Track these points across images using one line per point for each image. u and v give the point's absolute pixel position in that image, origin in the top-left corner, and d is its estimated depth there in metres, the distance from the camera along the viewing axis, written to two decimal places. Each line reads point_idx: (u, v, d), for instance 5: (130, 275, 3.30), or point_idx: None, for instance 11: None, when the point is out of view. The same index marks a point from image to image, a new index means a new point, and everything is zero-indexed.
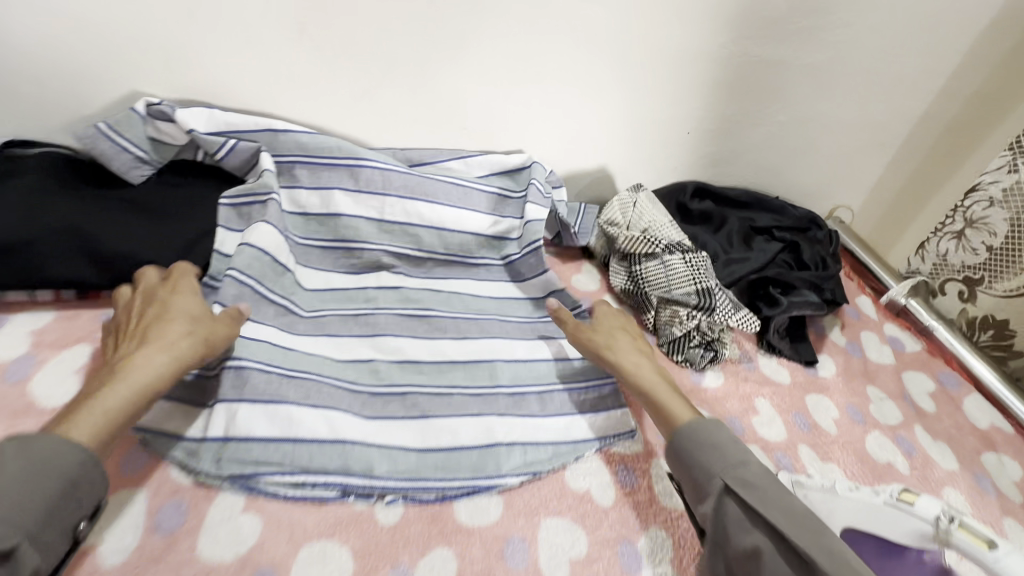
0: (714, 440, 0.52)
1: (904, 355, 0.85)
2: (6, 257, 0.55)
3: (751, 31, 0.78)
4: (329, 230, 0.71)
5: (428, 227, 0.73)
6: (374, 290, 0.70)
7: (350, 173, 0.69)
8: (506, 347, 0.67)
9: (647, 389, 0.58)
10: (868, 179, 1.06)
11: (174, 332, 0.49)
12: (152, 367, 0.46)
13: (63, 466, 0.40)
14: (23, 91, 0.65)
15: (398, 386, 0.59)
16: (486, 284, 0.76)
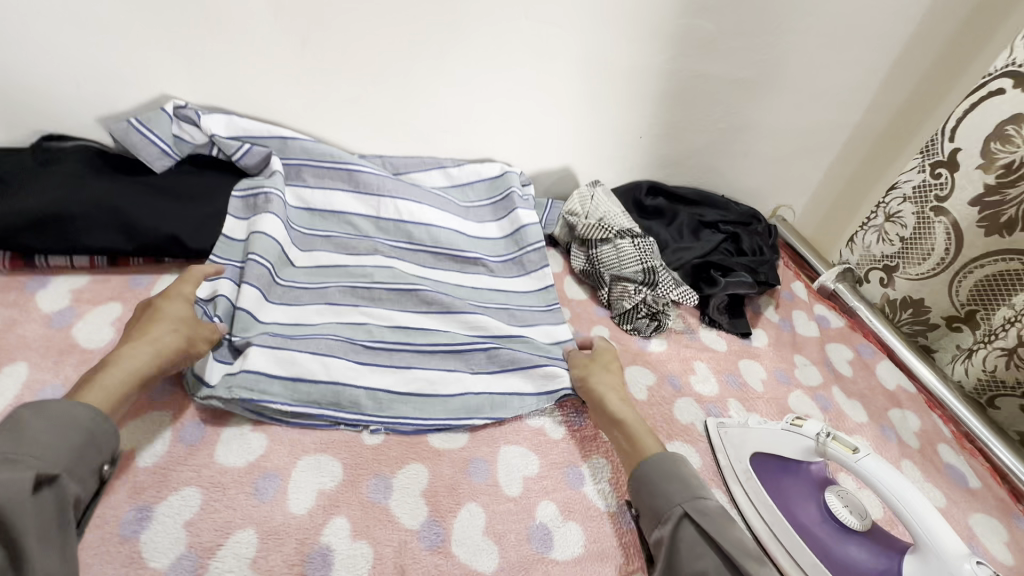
0: (683, 470, 0.57)
1: (829, 330, 0.97)
2: (51, 226, 0.65)
3: (689, 50, 0.91)
4: (331, 223, 0.80)
5: (418, 224, 0.83)
6: (371, 267, 0.77)
7: (348, 175, 0.81)
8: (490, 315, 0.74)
9: (619, 420, 0.63)
10: (806, 181, 1.18)
11: (162, 329, 0.57)
12: (143, 358, 0.54)
13: (76, 424, 0.46)
14: (64, 92, 0.77)
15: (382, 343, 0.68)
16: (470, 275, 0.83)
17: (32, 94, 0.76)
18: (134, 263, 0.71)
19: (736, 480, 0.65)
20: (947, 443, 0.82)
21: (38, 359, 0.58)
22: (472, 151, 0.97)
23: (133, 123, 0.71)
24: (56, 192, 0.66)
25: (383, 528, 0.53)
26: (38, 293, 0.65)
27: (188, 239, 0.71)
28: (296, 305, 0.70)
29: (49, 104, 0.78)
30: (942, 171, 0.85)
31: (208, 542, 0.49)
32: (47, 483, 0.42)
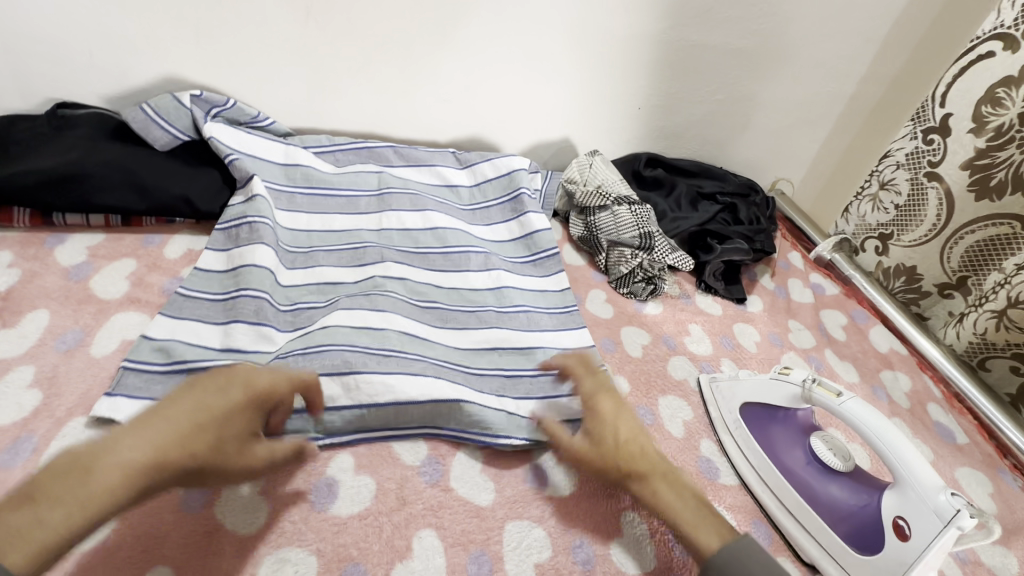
0: (757, 560, 0.44)
1: (824, 297, 0.99)
2: (68, 186, 0.68)
3: (686, 19, 0.92)
4: (331, 240, 0.78)
5: (424, 231, 0.82)
6: (381, 278, 0.73)
7: (347, 202, 0.83)
8: (492, 276, 0.79)
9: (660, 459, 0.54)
10: (805, 155, 1.19)
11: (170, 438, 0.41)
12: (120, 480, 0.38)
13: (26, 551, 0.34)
14: (76, 61, 0.79)
15: (392, 315, 0.65)
16: (479, 275, 0.79)
17: (45, 63, 0.79)
18: (147, 223, 0.74)
19: (725, 429, 0.67)
20: (937, 403, 0.84)
21: (58, 308, 0.61)
22: (473, 121, 0.99)
23: (147, 109, 0.73)
24: (73, 154, 0.69)
25: (387, 465, 0.55)
26: (56, 249, 0.68)
27: (198, 200, 0.74)
28: (311, 267, 0.73)
29: (61, 72, 0.80)
30: (933, 137, 0.87)
31: None
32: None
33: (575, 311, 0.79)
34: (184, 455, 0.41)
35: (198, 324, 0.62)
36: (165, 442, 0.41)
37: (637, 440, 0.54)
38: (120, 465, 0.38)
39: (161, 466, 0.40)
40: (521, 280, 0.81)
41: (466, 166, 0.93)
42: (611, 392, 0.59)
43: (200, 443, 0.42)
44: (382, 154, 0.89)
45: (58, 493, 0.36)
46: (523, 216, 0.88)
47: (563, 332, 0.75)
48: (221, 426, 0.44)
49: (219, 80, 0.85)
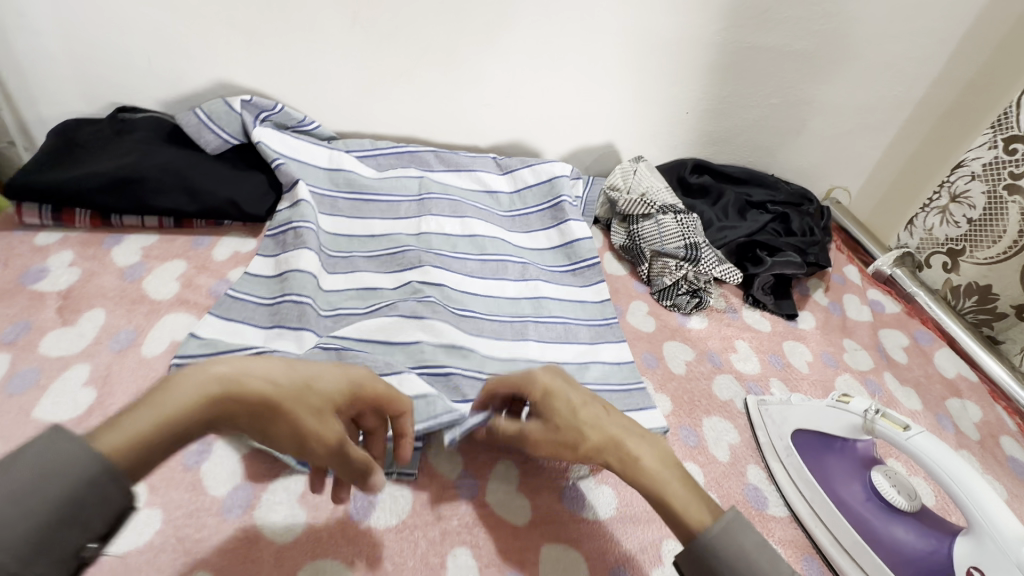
0: (766, 554, 0.40)
1: (883, 316, 0.93)
2: (124, 189, 0.69)
3: (742, 20, 0.88)
4: (372, 245, 0.78)
5: (463, 237, 0.81)
6: (420, 283, 0.72)
7: (388, 207, 0.83)
8: (533, 286, 0.78)
9: (624, 437, 0.48)
10: (864, 163, 1.12)
11: (255, 373, 0.39)
12: (180, 397, 0.36)
13: (59, 473, 0.31)
14: (136, 66, 0.82)
15: (428, 321, 0.66)
16: (516, 284, 0.78)
17: (110, 68, 0.82)
18: (197, 225, 0.76)
19: (774, 456, 0.64)
20: (1010, 436, 0.77)
21: (113, 307, 0.63)
22: (516, 125, 0.98)
23: (200, 114, 0.76)
24: (130, 158, 0.71)
25: (423, 476, 0.55)
26: (114, 248, 0.69)
27: (245, 203, 0.75)
28: (353, 273, 0.74)
29: (125, 78, 0.84)
30: (1016, 147, 0.80)
31: (260, 477, 0.51)
32: None
33: (615, 323, 0.77)
34: (255, 387, 0.39)
35: (245, 326, 0.63)
36: (240, 370, 0.39)
37: (602, 410, 0.50)
38: (204, 382, 0.37)
39: (229, 395, 0.38)
40: (560, 289, 0.80)
41: (507, 172, 0.92)
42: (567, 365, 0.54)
43: (284, 383, 0.40)
44: (426, 158, 0.90)
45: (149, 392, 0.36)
46: (564, 224, 0.86)
47: (601, 345, 0.73)
48: (309, 382, 0.42)
49: (269, 87, 0.87)
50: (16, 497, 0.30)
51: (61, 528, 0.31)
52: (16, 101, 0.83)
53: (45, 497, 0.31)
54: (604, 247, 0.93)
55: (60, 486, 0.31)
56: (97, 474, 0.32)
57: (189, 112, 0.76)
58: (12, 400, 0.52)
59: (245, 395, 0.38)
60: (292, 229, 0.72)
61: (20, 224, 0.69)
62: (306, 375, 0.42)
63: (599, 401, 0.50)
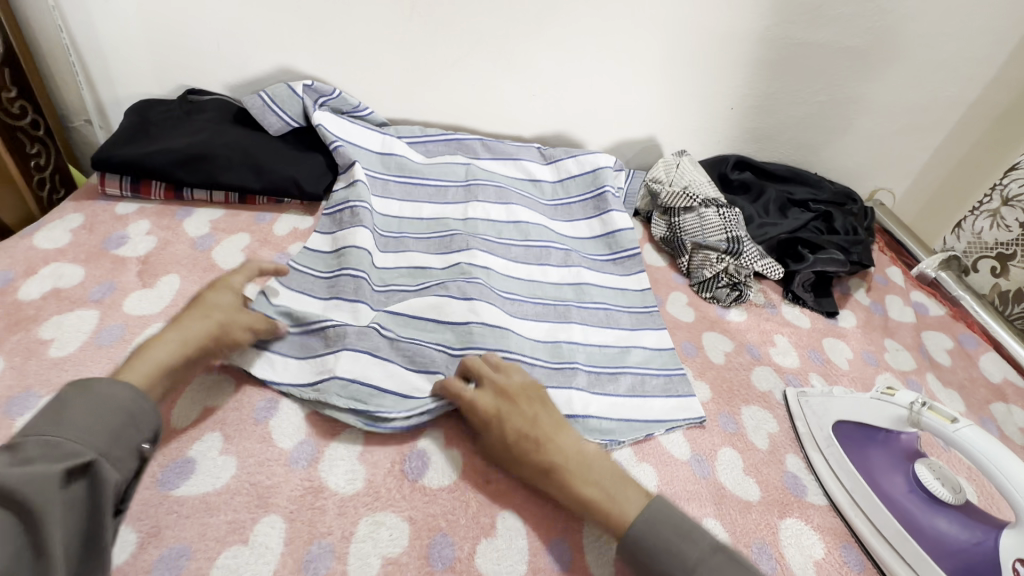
0: (671, 528, 0.46)
1: (927, 318, 0.91)
2: (197, 164, 0.74)
3: (793, 16, 0.88)
4: (421, 227, 0.81)
5: (508, 223, 0.83)
6: (468, 265, 0.74)
7: (437, 191, 0.86)
8: (578, 274, 0.80)
9: (549, 458, 0.51)
10: (911, 164, 1.11)
11: (191, 319, 0.54)
12: (165, 346, 0.50)
13: (116, 398, 0.43)
14: (206, 50, 0.87)
15: (476, 304, 0.67)
16: (559, 269, 0.80)
17: (180, 51, 0.87)
18: (260, 202, 0.80)
19: (814, 446, 0.64)
20: None
21: (187, 274, 0.67)
22: (559, 116, 0.99)
23: (264, 97, 0.80)
24: (200, 137, 0.75)
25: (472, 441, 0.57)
26: (186, 220, 0.74)
27: (305, 182, 0.79)
28: (403, 252, 0.77)
29: (194, 61, 0.88)
30: None
31: (322, 434, 0.55)
32: (76, 468, 0.39)
33: (655, 311, 0.78)
34: (198, 331, 0.53)
35: (304, 296, 0.67)
36: (181, 326, 0.53)
37: (535, 435, 0.52)
38: (166, 341, 0.51)
39: (187, 338, 0.52)
40: (600, 276, 0.81)
41: (551, 162, 0.93)
42: (504, 387, 0.55)
43: (209, 318, 0.54)
44: (474, 146, 0.92)
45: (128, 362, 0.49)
46: (607, 214, 0.88)
47: (642, 332, 0.75)
48: (223, 308, 0.56)
49: (326, 73, 0.91)
50: (96, 416, 0.42)
51: (124, 429, 0.43)
52: (95, 81, 0.89)
53: (119, 408, 0.43)
54: (644, 237, 0.95)
55: (120, 398, 0.43)
56: (138, 391, 0.45)
57: (253, 95, 0.80)
58: (102, 351, 0.56)
59: (199, 335, 0.53)
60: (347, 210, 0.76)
61: (102, 194, 0.74)
62: (222, 303, 0.57)
63: (535, 421, 0.53)
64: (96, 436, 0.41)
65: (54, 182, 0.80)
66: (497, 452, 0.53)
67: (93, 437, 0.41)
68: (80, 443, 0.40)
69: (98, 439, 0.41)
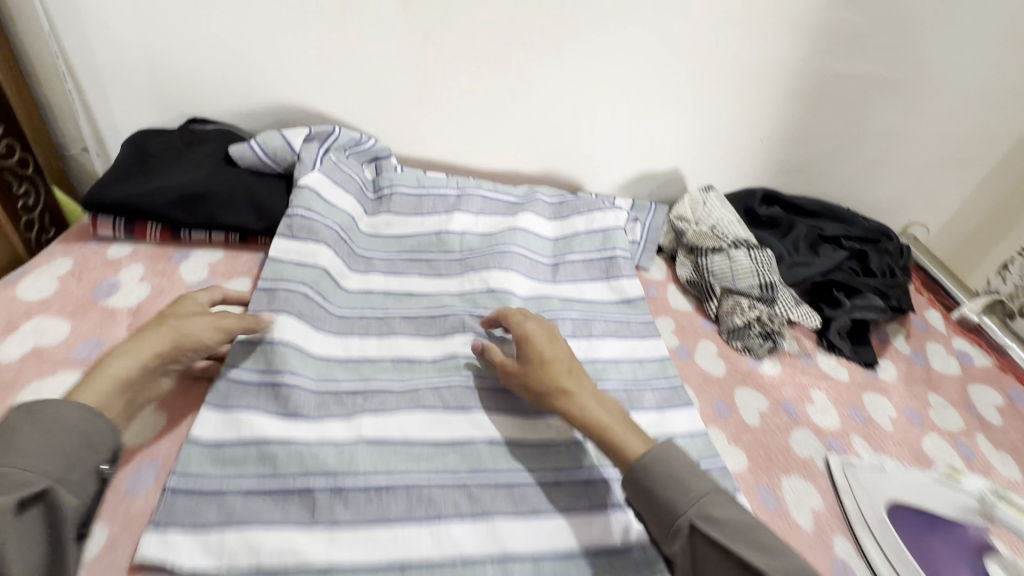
0: (679, 463, 0.51)
1: (973, 369, 0.85)
2: (197, 204, 0.69)
3: (829, 46, 0.83)
4: (413, 301, 0.72)
5: (520, 274, 0.77)
6: (464, 358, 0.66)
7: (427, 264, 0.77)
8: (601, 344, 0.73)
9: (576, 382, 0.58)
10: (948, 199, 1.05)
11: (153, 331, 0.52)
12: (122, 363, 0.49)
13: (64, 423, 0.42)
14: (208, 78, 0.83)
15: (477, 414, 0.60)
16: (572, 341, 0.72)
17: (181, 78, 0.83)
18: (262, 243, 0.75)
19: (863, 527, 0.59)
20: None
21: None
22: (578, 147, 0.94)
23: (256, 147, 0.74)
24: (202, 174, 0.71)
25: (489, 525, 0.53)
26: (182, 264, 0.69)
27: None
28: (390, 336, 0.67)
29: (196, 89, 0.84)
30: None
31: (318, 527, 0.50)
32: (37, 497, 0.39)
33: (678, 385, 0.70)
34: (156, 339, 0.51)
35: (248, 414, 0.54)
36: (139, 345, 0.51)
37: (566, 367, 0.59)
38: (127, 356, 0.49)
39: (146, 355, 0.50)
40: (621, 344, 0.74)
41: (557, 218, 0.86)
42: (549, 330, 0.63)
43: (166, 326, 0.53)
44: (471, 203, 0.84)
45: (84, 379, 0.47)
46: (615, 280, 0.81)
47: (669, 413, 0.67)
48: (182, 315, 0.54)
49: (334, 102, 0.86)
50: (50, 440, 0.41)
51: (79, 452, 0.42)
52: (92, 109, 0.84)
53: (76, 432, 0.43)
54: (654, 311, 0.83)
55: (71, 420, 0.43)
56: (91, 410, 0.44)
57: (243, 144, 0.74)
58: None
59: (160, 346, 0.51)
60: (323, 287, 0.67)
61: (93, 236, 0.70)
62: (181, 313, 0.55)
63: (569, 360, 0.60)
64: (49, 461, 0.40)
65: (44, 219, 0.76)
66: (528, 371, 0.59)
67: (64, 456, 0.41)
68: (34, 466, 0.39)
69: (62, 461, 0.41)
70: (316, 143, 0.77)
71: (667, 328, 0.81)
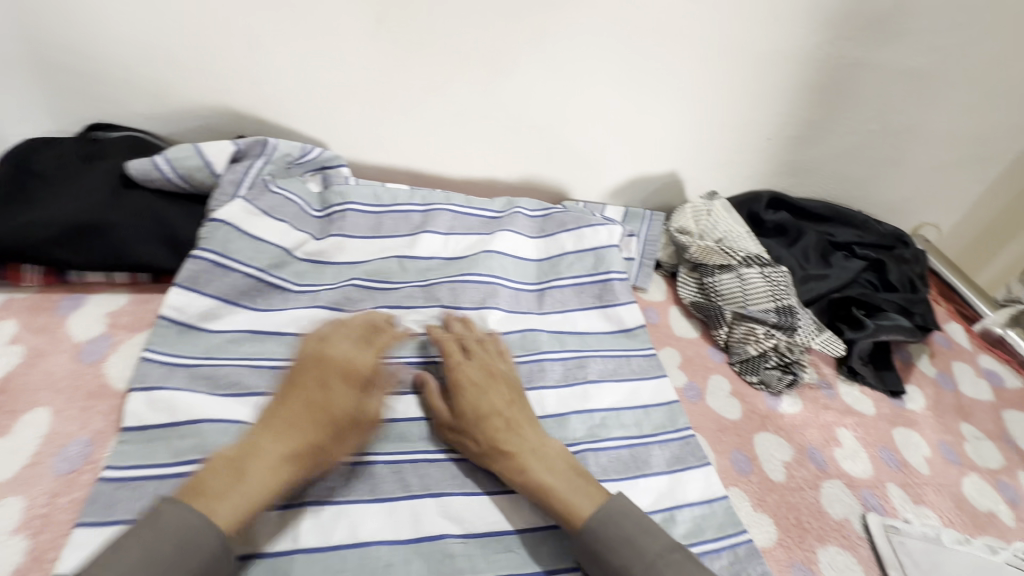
0: (632, 520, 0.46)
1: (1004, 392, 0.77)
2: (93, 239, 0.56)
3: (848, 31, 0.72)
4: None
5: (501, 306, 0.65)
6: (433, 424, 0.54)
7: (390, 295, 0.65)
8: (599, 392, 0.61)
9: (516, 434, 0.50)
10: (964, 198, 0.96)
11: (294, 424, 0.46)
12: (272, 474, 0.44)
13: (200, 547, 0.38)
14: (110, 76, 0.67)
15: (448, 497, 0.50)
16: (562, 390, 0.60)
17: (76, 77, 0.67)
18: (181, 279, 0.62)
19: None
20: None
21: (64, 405, 0.49)
22: (563, 150, 0.82)
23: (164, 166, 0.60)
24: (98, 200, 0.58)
25: None
26: (71, 317, 0.56)
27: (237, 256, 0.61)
28: None
29: (97, 90, 0.69)
30: None
31: None
32: None
33: (691, 438, 0.59)
34: (302, 444, 0.46)
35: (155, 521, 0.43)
36: (283, 443, 0.45)
37: (505, 419, 0.51)
38: (268, 465, 0.44)
39: (297, 458, 0.45)
40: (619, 390, 0.62)
41: (542, 235, 0.74)
42: (489, 368, 0.55)
43: (314, 424, 0.47)
44: (440, 220, 0.71)
45: (229, 486, 0.42)
46: (610, 308, 0.69)
47: (683, 475, 0.56)
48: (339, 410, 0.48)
49: (272, 102, 0.72)
50: (164, 562, 0.37)
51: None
52: None
53: (196, 555, 0.38)
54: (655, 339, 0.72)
55: (205, 545, 0.39)
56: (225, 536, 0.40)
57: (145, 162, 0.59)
58: None
59: (309, 453, 0.46)
60: (249, 348, 0.56)
61: None
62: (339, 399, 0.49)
63: (509, 409, 0.52)
64: None
65: None
66: (461, 425, 0.52)
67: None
68: None
69: None
70: (243, 165, 0.64)
71: (672, 362, 0.70)
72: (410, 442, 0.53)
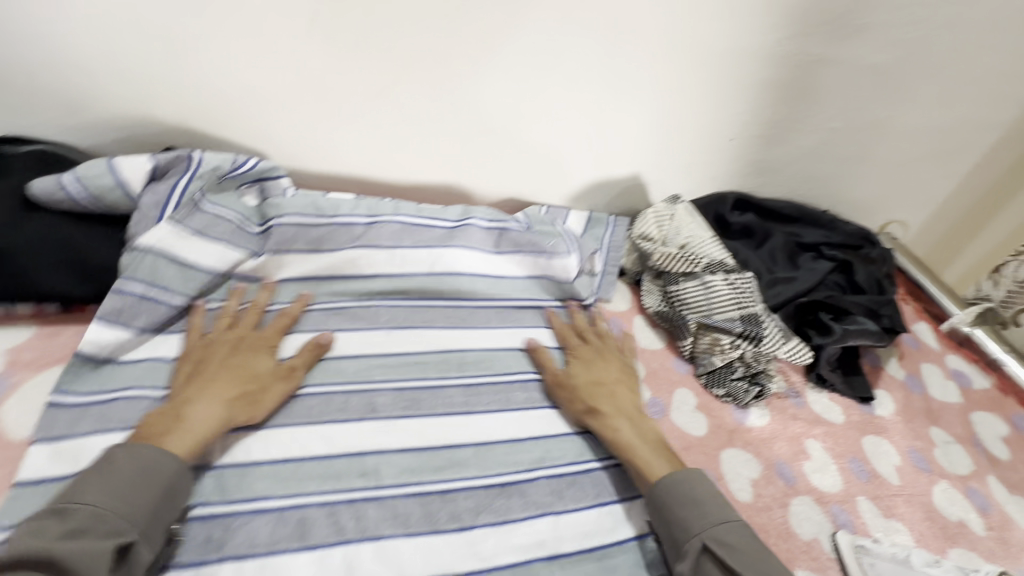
0: (699, 487, 0.50)
1: (973, 393, 0.76)
2: None
3: (811, 25, 0.69)
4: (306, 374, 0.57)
5: (449, 326, 0.64)
6: (373, 457, 0.52)
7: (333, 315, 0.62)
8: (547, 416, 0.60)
9: (611, 401, 0.58)
10: (929, 195, 0.96)
11: (225, 377, 0.51)
12: (209, 417, 0.48)
13: (161, 475, 0.43)
14: (13, 85, 0.61)
15: (386, 539, 0.47)
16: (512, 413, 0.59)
17: None
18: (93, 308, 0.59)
19: None
20: None
21: None
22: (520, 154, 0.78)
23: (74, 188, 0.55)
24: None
25: None
26: None
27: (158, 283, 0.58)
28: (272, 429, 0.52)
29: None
30: None
31: None
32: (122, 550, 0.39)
33: None
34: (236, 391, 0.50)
35: None
36: (217, 397, 0.49)
37: (608, 389, 0.59)
38: (206, 413, 0.48)
39: (234, 405, 0.50)
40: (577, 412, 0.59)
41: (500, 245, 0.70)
42: (608, 349, 0.65)
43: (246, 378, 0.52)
44: (387, 231, 0.65)
45: (171, 428, 0.46)
46: None
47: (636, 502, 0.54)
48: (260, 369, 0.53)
49: (202, 110, 0.66)
50: (132, 483, 0.42)
51: (167, 501, 0.43)
52: None
53: (157, 479, 0.43)
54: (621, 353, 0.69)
55: (166, 469, 0.43)
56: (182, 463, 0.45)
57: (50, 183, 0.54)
58: None
59: (237, 405, 0.50)
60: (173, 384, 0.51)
61: None
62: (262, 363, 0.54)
63: (614, 384, 0.60)
64: (129, 504, 0.41)
65: None
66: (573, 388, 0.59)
67: (156, 505, 0.42)
68: (119, 516, 0.40)
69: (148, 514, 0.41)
70: (166, 184, 0.58)
71: None
72: (349, 479, 0.50)
